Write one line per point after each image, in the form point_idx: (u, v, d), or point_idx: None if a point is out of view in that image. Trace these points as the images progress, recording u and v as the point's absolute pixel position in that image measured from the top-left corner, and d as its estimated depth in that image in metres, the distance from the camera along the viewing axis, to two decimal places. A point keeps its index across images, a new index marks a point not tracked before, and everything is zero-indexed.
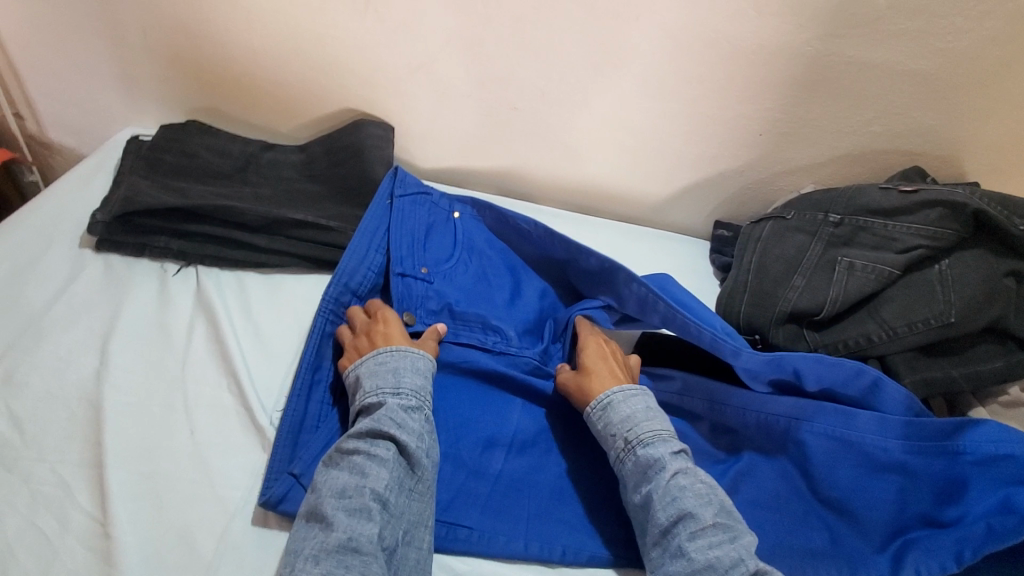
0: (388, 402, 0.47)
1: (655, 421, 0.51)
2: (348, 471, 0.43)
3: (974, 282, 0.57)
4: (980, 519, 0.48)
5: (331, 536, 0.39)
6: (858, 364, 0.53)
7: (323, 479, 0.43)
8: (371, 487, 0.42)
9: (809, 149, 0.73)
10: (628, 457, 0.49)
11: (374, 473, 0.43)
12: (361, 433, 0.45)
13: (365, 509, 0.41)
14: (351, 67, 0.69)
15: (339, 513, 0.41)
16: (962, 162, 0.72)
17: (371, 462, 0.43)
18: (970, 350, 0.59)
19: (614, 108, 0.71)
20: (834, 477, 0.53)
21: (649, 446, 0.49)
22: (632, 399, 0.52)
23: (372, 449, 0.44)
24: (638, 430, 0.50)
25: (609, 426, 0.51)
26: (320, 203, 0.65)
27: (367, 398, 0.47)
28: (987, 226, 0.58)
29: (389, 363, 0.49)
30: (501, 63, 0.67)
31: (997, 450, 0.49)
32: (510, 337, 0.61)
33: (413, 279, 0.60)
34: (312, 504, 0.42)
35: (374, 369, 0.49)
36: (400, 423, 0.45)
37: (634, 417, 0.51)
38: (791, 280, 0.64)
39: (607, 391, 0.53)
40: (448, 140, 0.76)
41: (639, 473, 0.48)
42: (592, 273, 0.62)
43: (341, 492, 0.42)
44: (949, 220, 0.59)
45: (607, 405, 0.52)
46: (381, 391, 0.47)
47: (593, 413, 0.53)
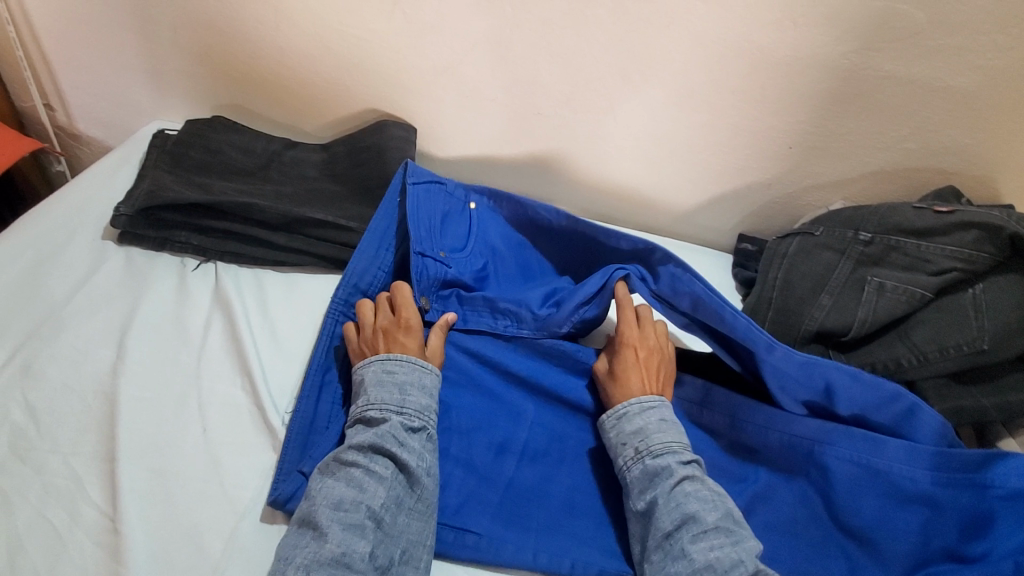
0: (392, 418, 0.47)
1: (668, 433, 0.50)
2: (345, 482, 0.43)
3: (1012, 307, 0.55)
4: (1008, 556, 0.46)
5: (324, 547, 0.39)
6: (896, 387, 0.52)
7: (320, 486, 0.43)
8: (367, 503, 0.42)
9: (839, 164, 0.70)
10: (636, 465, 0.49)
11: (372, 489, 0.43)
12: (361, 447, 0.45)
13: (359, 524, 0.41)
14: (375, 67, 0.69)
15: (333, 525, 0.41)
16: (1001, 184, 0.69)
17: (369, 478, 0.43)
18: (1003, 379, 0.56)
19: (639, 117, 0.69)
20: (858, 505, 0.51)
21: (659, 456, 0.48)
22: (648, 412, 0.51)
23: (371, 465, 0.44)
24: (649, 440, 0.49)
25: (621, 435, 0.51)
26: (340, 202, 0.65)
27: (370, 410, 0.47)
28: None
29: (396, 375, 0.49)
30: (525, 69, 0.67)
31: None
32: (521, 318, 0.59)
33: (432, 260, 0.59)
34: (307, 511, 0.42)
35: (379, 379, 0.49)
36: (402, 442, 0.46)
37: (646, 428, 0.50)
38: (818, 298, 0.62)
39: (626, 401, 0.52)
40: (469, 143, 0.76)
41: (645, 480, 0.48)
42: (620, 256, 0.62)
43: (337, 502, 0.42)
44: (986, 243, 0.56)
45: (621, 415, 0.52)
46: (386, 407, 0.47)
47: (608, 422, 0.52)
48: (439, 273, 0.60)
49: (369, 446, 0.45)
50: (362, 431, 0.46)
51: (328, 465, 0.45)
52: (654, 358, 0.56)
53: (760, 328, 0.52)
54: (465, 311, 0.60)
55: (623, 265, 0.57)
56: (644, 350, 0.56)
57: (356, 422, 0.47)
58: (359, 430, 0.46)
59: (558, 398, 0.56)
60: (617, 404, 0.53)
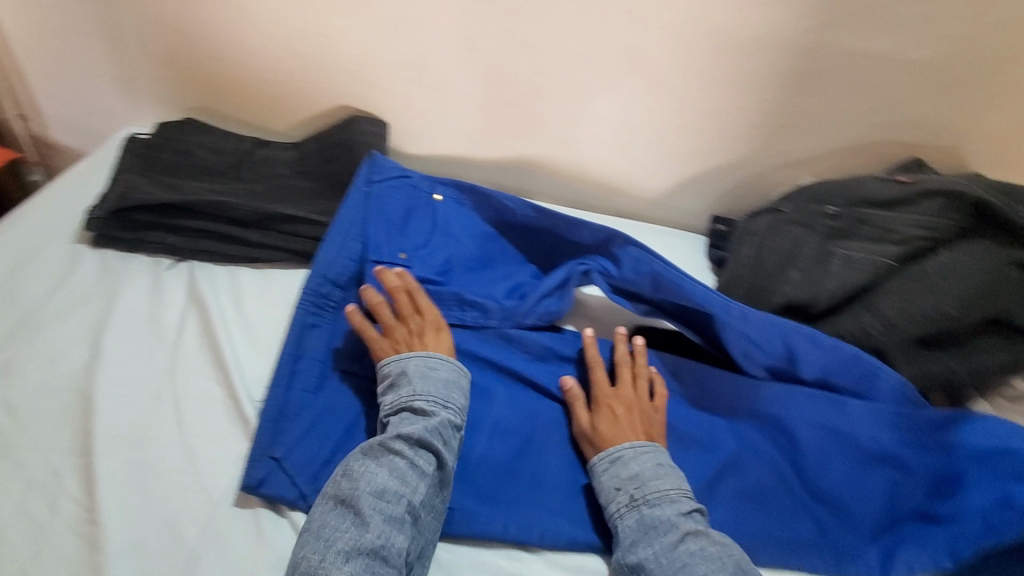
0: (439, 414, 0.48)
1: (665, 480, 0.49)
2: (388, 471, 0.45)
3: (975, 272, 0.56)
4: (978, 514, 0.49)
5: (365, 537, 0.41)
6: (855, 348, 0.54)
7: (363, 471, 0.45)
8: (408, 498, 0.44)
9: (809, 141, 0.71)
10: (631, 515, 0.47)
11: (414, 483, 0.45)
12: (407, 440, 0.46)
13: (399, 519, 0.43)
14: (345, 64, 0.70)
15: (375, 515, 0.43)
16: (968, 155, 0.70)
17: (413, 471, 0.45)
18: (972, 343, 0.57)
19: (609, 103, 0.70)
20: (827, 469, 0.53)
21: (656, 506, 0.47)
22: (643, 457, 0.50)
23: (415, 458, 0.46)
24: (645, 489, 0.48)
25: (615, 481, 0.49)
26: (314, 198, 0.66)
27: (415, 400, 0.49)
28: (988, 216, 0.56)
29: (440, 373, 0.51)
30: (494, 60, 0.67)
31: (995, 445, 0.50)
32: (489, 310, 0.61)
33: (391, 265, 0.60)
34: (346, 494, 0.44)
35: (424, 372, 0.51)
36: (445, 440, 0.48)
37: (642, 475, 0.49)
38: (787, 273, 0.63)
39: (620, 446, 0.51)
40: (442, 137, 0.76)
41: (640, 533, 0.46)
42: (582, 246, 0.64)
43: (379, 495, 0.43)
44: (948, 211, 0.57)
45: (615, 459, 0.50)
46: (432, 401, 0.49)
47: (600, 464, 0.51)
48: None
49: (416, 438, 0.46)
50: (410, 420, 0.48)
51: (371, 448, 0.46)
52: (639, 408, 0.54)
53: (716, 292, 0.56)
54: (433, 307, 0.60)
55: (583, 261, 0.63)
56: (628, 403, 0.54)
57: (399, 410, 0.48)
58: (403, 420, 0.48)
59: (529, 379, 0.57)
60: (611, 449, 0.51)
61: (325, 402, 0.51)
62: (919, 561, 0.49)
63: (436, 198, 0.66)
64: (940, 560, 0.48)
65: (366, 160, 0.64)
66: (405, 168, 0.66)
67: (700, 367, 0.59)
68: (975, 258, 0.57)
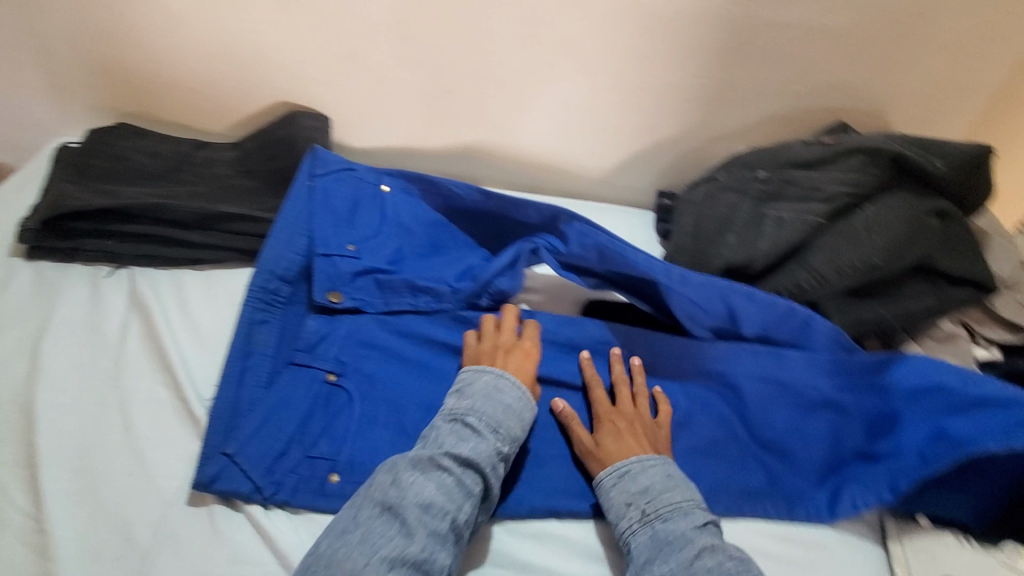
0: (492, 437, 0.49)
1: (677, 493, 0.49)
2: (438, 486, 0.45)
3: (897, 222, 0.59)
4: (912, 449, 0.52)
5: (411, 548, 0.42)
6: (788, 302, 0.55)
7: (412, 476, 0.45)
8: (455, 516, 0.44)
9: (740, 113, 0.74)
10: (643, 530, 0.47)
11: (460, 500, 0.45)
12: (458, 457, 0.47)
13: (442, 534, 0.43)
14: (280, 60, 0.69)
15: (420, 526, 0.43)
16: (886, 116, 0.74)
17: (459, 489, 0.46)
18: (897, 291, 0.61)
19: (547, 85, 0.72)
20: (771, 419, 0.56)
21: (669, 520, 0.47)
22: (651, 470, 0.50)
23: (463, 476, 0.46)
24: (656, 503, 0.48)
25: (626, 495, 0.49)
26: (257, 196, 0.65)
27: (469, 415, 0.50)
28: (908, 169, 0.60)
29: (502, 398, 0.51)
30: (429, 47, 0.68)
31: (927, 384, 0.52)
32: (442, 294, 0.61)
33: (339, 258, 0.60)
34: (393, 502, 0.44)
35: (489, 393, 0.52)
36: (495, 465, 0.48)
37: (653, 489, 0.49)
38: (723, 237, 0.66)
39: (627, 460, 0.51)
40: (386, 128, 0.77)
41: (654, 548, 0.46)
42: (529, 225, 0.64)
43: (426, 508, 0.44)
44: (871, 165, 0.61)
45: (624, 473, 0.50)
46: (487, 423, 0.49)
47: (608, 479, 0.50)
48: (350, 265, 0.60)
49: (467, 456, 0.47)
50: (465, 439, 0.48)
51: (422, 457, 0.47)
52: (640, 425, 0.54)
53: (656, 259, 0.57)
54: (384, 295, 0.60)
55: (532, 240, 0.63)
56: (630, 418, 0.55)
57: (453, 425, 0.49)
58: (458, 435, 0.48)
59: None
60: (617, 463, 0.51)
61: (278, 395, 0.51)
62: (862, 497, 0.52)
63: (383, 189, 0.65)
64: (881, 495, 0.52)
65: (308, 155, 0.63)
66: (349, 161, 0.65)
67: (649, 333, 0.61)
68: (896, 209, 0.60)
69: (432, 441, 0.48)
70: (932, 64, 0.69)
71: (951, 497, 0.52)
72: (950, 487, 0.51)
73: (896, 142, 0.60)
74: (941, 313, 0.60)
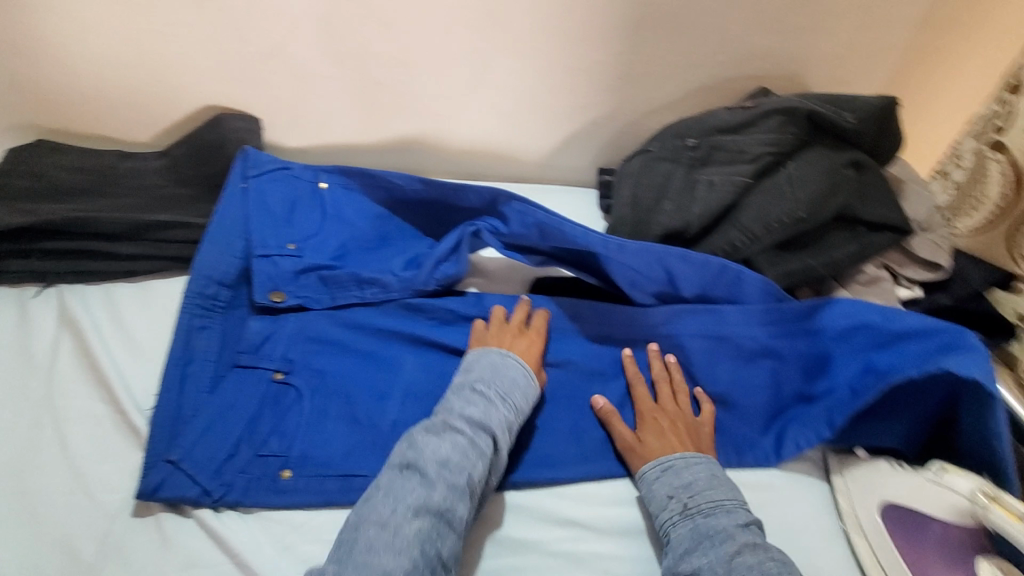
0: (500, 404, 0.53)
1: (719, 491, 0.52)
2: (453, 446, 0.49)
3: (817, 175, 0.63)
4: (844, 387, 0.56)
5: (434, 499, 0.46)
6: (720, 260, 0.60)
7: (432, 437, 0.50)
8: (471, 472, 0.48)
9: (667, 86, 0.76)
10: (684, 522, 0.50)
11: (474, 459, 0.49)
12: (469, 419, 0.51)
13: (462, 488, 0.47)
14: (199, 62, 0.68)
15: (440, 479, 0.47)
16: (805, 80, 0.77)
17: (472, 449, 0.49)
18: (823, 241, 0.64)
19: (473, 70, 0.72)
20: (715, 371, 0.60)
21: (711, 516, 0.50)
22: (695, 467, 0.53)
23: (475, 437, 0.50)
24: (700, 498, 0.51)
25: (669, 487, 0.52)
26: (189, 205, 0.69)
27: (479, 384, 0.54)
28: (824, 125, 0.64)
29: (507, 371, 0.55)
30: (351, 39, 0.68)
31: (853, 323, 0.56)
32: (388, 284, 0.62)
33: (279, 257, 0.62)
34: (415, 461, 0.49)
35: (494, 366, 0.56)
36: (504, 429, 0.52)
37: (696, 483, 0.52)
38: (660, 206, 0.68)
39: (671, 455, 0.54)
40: (320, 126, 0.76)
41: (694, 540, 0.49)
42: (473, 210, 0.66)
43: (444, 463, 0.48)
44: (789, 124, 0.64)
45: (668, 466, 0.54)
46: (495, 391, 0.54)
47: (651, 471, 0.54)
48: (291, 263, 0.62)
49: (479, 419, 0.51)
50: (476, 405, 0.52)
51: (439, 421, 0.51)
52: (683, 423, 0.57)
53: (594, 231, 0.60)
54: (329, 290, 0.62)
55: (474, 224, 0.65)
56: (671, 415, 0.57)
57: (465, 393, 0.54)
58: (468, 401, 0.53)
59: (435, 343, 0.60)
60: (662, 456, 0.55)
61: (223, 399, 0.54)
62: (804, 437, 0.57)
63: (321, 185, 0.67)
64: (821, 433, 0.56)
65: (238, 155, 0.66)
66: (284, 161, 0.67)
67: (596, 305, 0.64)
68: (815, 164, 0.64)
69: (448, 407, 0.53)
70: (841, 25, 0.72)
71: (885, 429, 0.56)
72: (883, 416, 0.55)
73: (811, 100, 0.64)
74: (865, 260, 0.64)
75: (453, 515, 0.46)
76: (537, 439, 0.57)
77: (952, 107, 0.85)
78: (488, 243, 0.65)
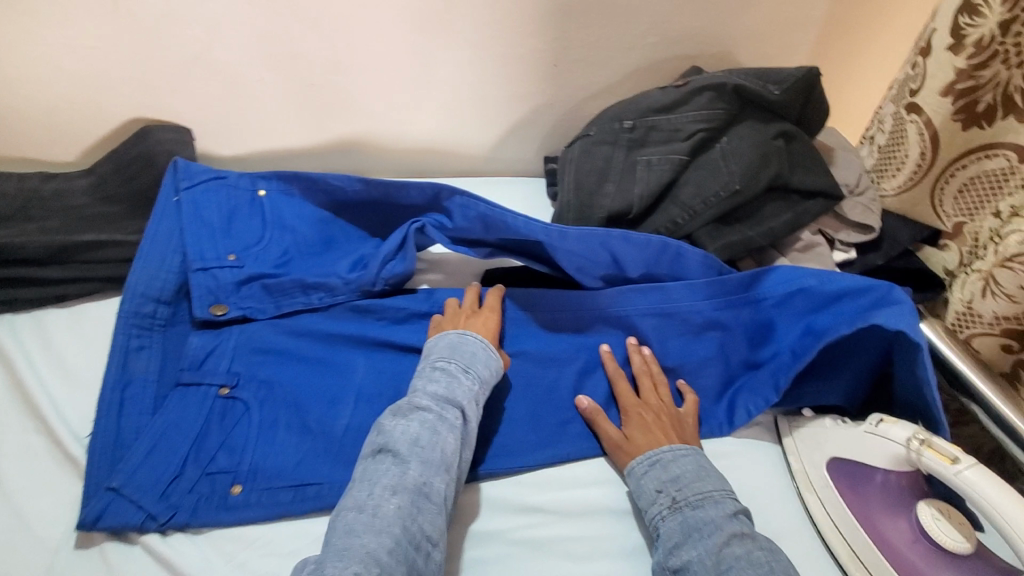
0: (462, 377, 0.61)
1: (705, 483, 0.58)
2: (421, 424, 0.57)
3: (746, 150, 0.73)
4: (785, 348, 0.67)
5: (409, 475, 0.54)
6: (659, 238, 0.69)
7: (402, 416, 0.58)
8: (440, 444, 0.56)
9: (605, 69, 0.84)
10: (673, 514, 0.56)
11: (442, 431, 0.57)
12: (435, 398, 0.59)
13: (435, 461, 0.55)
14: (165, 76, 0.75)
15: (413, 456, 0.55)
16: (732, 56, 0.87)
17: (440, 423, 0.57)
18: (757, 211, 0.75)
19: (416, 71, 0.80)
20: (668, 347, 0.71)
21: (698, 507, 0.56)
22: (682, 460, 0.60)
23: (442, 411, 0.58)
24: (687, 491, 0.57)
25: (659, 481, 0.59)
26: (117, 223, 0.75)
27: (442, 363, 0.62)
28: (751, 99, 0.74)
29: (467, 348, 0.64)
30: (303, 49, 0.75)
31: (789, 289, 0.68)
32: (334, 288, 0.71)
33: (218, 268, 0.70)
34: (389, 444, 0.56)
35: (453, 345, 0.64)
36: (467, 399, 0.60)
37: (682, 476, 0.59)
38: (605, 188, 0.76)
39: (658, 449, 0.62)
40: (278, 130, 0.84)
41: (683, 530, 0.55)
42: (417, 206, 0.75)
43: (411, 440, 0.56)
44: (718, 107, 0.75)
45: (655, 460, 0.60)
46: (456, 367, 0.62)
47: (641, 466, 0.61)
48: (232, 273, 0.70)
49: (444, 396, 0.59)
50: (439, 383, 0.60)
51: (408, 403, 0.59)
52: (667, 415, 0.65)
53: (535, 221, 0.68)
54: (273, 296, 0.70)
55: (419, 220, 0.73)
56: (656, 410, 0.65)
57: (427, 375, 0.61)
58: (431, 380, 0.61)
59: (386, 342, 0.68)
60: (650, 451, 0.62)
61: (161, 423, 0.60)
62: (752, 402, 0.67)
63: (261, 194, 0.76)
64: (768, 398, 0.66)
65: (169, 167, 0.74)
66: (219, 171, 0.76)
67: (546, 292, 0.73)
68: (743, 138, 0.74)
69: (412, 391, 0.61)
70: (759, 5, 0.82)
71: (827, 386, 0.68)
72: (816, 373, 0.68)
73: (736, 77, 0.74)
74: (797, 226, 0.75)
75: (430, 489, 0.53)
76: (501, 426, 0.65)
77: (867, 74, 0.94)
78: (434, 238, 0.73)
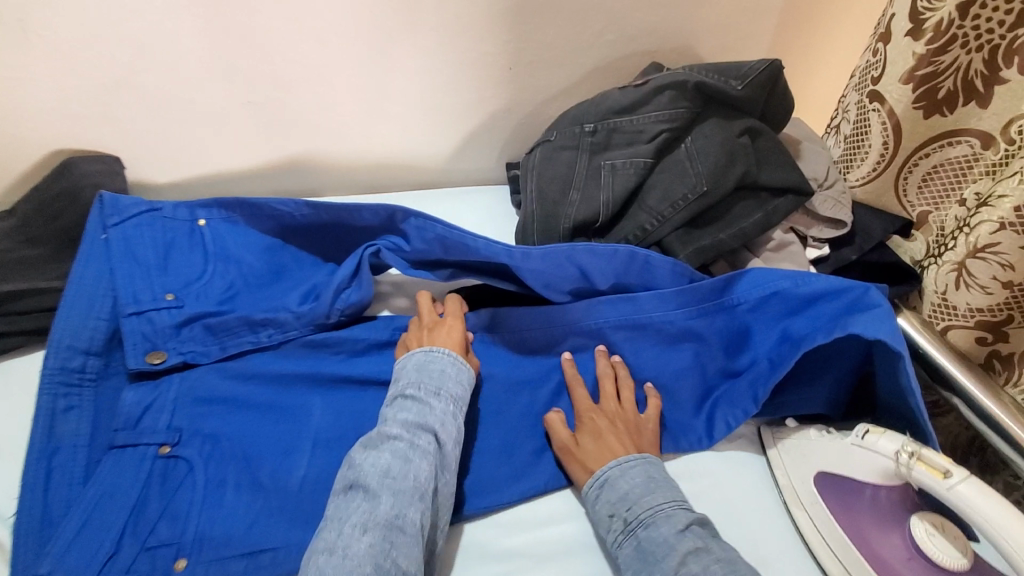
0: (434, 402, 0.66)
1: (653, 499, 0.62)
2: (391, 454, 0.61)
3: (713, 150, 0.75)
4: (761, 356, 0.71)
5: (380, 513, 0.56)
6: (626, 247, 0.73)
7: (372, 450, 0.62)
8: (411, 473, 0.59)
9: (562, 70, 0.91)
10: (628, 538, 0.60)
11: (415, 459, 0.60)
12: (404, 425, 0.63)
13: (407, 491, 0.58)
14: (126, 105, 0.82)
15: (383, 489, 0.58)
16: (689, 49, 0.94)
17: (412, 450, 0.61)
18: (728, 211, 0.78)
19: (366, 87, 0.87)
20: (642, 358, 0.76)
21: (649, 526, 0.60)
22: (630, 474, 0.65)
23: (412, 439, 0.62)
24: (637, 511, 0.61)
25: (612, 506, 0.63)
26: (43, 266, 0.81)
27: (413, 388, 0.67)
28: (714, 96, 0.77)
29: (438, 370, 0.69)
30: (252, 74, 0.82)
31: (763, 293, 0.71)
32: (284, 323, 0.77)
33: (153, 311, 0.75)
34: (361, 479, 0.59)
35: (424, 368, 0.69)
36: (438, 425, 0.64)
37: (631, 493, 0.63)
38: (570, 197, 0.80)
39: (607, 466, 0.66)
40: (236, 149, 0.90)
41: (640, 551, 0.59)
42: (367, 227, 0.81)
43: (382, 473, 0.59)
44: (679, 110, 0.77)
45: (606, 482, 0.65)
46: (428, 392, 0.67)
47: (592, 490, 0.65)
48: (168, 318, 0.75)
49: (416, 427, 0.63)
50: (408, 410, 0.65)
51: (379, 436, 0.63)
52: (623, 421, 0.71)
53: (498, 243, 0.73)
54: (219, 336, 0.76)
55: (373, 244, 0.80)
56: (610, 416, 0.71)
57: (399, 407, 0.65)
58: (403, 409, 0.65)
59: (345, 377, 0.75)
60: (600, 471, 0.66)
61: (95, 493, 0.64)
62: (732, 415, 0.71)
63: (200, 223, 0.82)
64: (749, 407, 0.70)
65: (97, 203, 0.77)
66: (156, 202, 0.81)
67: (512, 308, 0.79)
68: (706, 139, 0.76)
69: (381, 426, 0.64)
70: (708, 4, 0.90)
71: (809, 392, 0.72)
72: (793, 387, 0.73)
73: (697, 73, 0.77)
74: (767, 228, 0.77)
75: (403, 522, 0.56)
76: (476, 455, 0.71)
77: (819, 54, 1.02)
78: (393, 259, 0.79)
